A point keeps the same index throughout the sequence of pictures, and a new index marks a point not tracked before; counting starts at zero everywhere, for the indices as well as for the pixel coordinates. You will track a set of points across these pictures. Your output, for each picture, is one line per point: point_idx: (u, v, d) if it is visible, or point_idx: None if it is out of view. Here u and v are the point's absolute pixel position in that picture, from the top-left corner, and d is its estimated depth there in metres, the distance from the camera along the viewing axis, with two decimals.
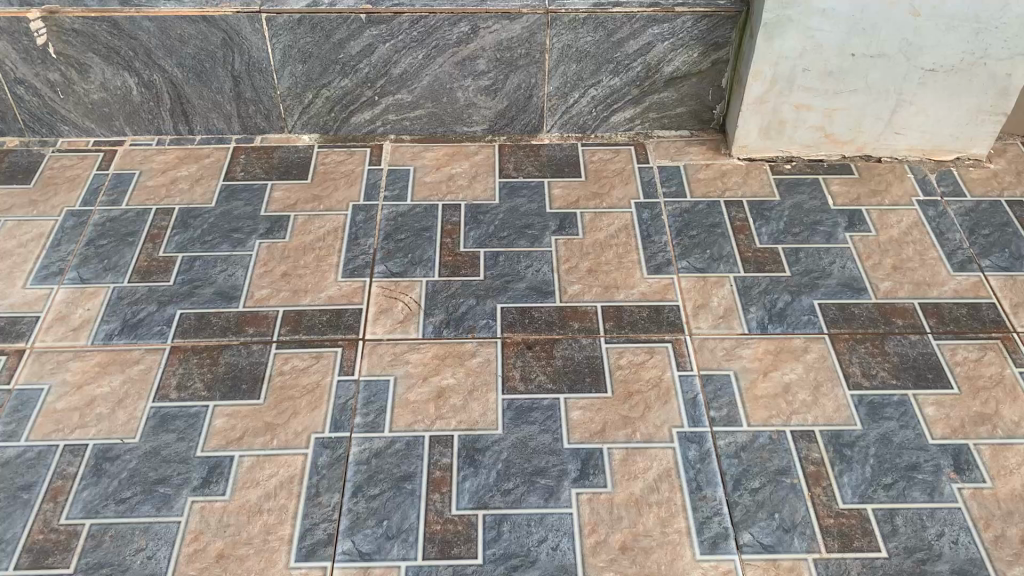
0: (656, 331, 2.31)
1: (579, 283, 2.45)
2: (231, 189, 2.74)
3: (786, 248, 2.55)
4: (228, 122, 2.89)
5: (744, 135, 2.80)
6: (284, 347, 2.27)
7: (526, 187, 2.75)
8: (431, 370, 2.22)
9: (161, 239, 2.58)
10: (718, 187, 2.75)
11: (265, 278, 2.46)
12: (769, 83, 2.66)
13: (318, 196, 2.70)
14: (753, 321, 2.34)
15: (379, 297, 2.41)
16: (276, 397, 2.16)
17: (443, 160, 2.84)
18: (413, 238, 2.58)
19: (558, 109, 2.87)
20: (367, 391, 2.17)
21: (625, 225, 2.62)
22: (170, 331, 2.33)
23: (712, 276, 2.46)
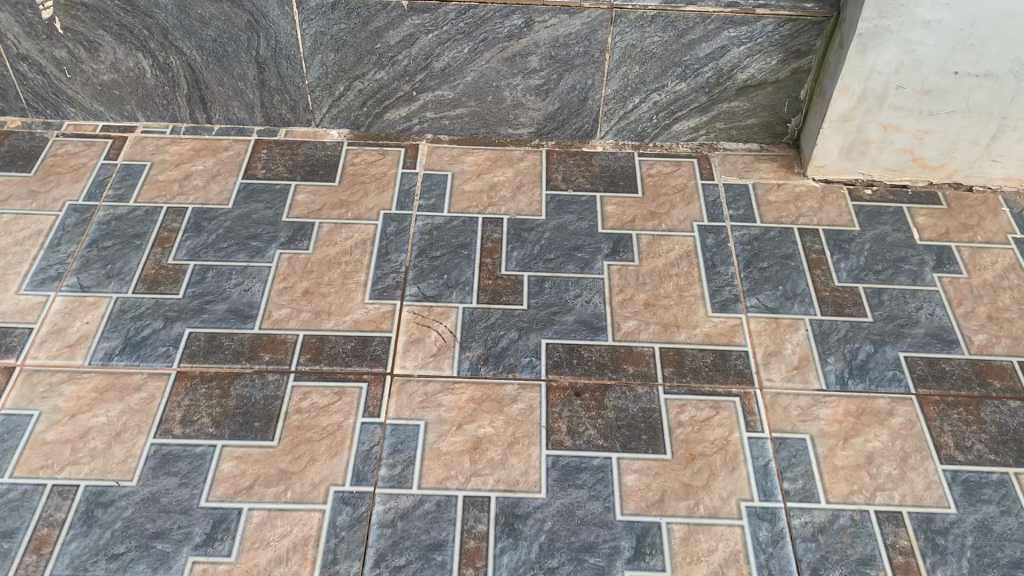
0: (722, 382, 2.05)
1: (634, 319, 2.18)
2: (251, 188, 2.47)
3: (868, 288, 2.27)
4: (249, 112, 2.62)
5: (822, 155, 2.50)
6: (303, 379, 2.03)
7: (576, 202, 2.47)
8: (466, 416, 1.96)
9: (171, 243, 2.32)
10: (791, 212, 2.46)
11: (284, 295, 2.20)
12: (856, 99, 2.35)
13: (346, 202, 2.44)
14: (830, 375, 2.08)
15: (411, 324, 2.15)
16: (291, 439, 1.91)
17: (484, 166, 2.57)
18: (449, 256, 2.32)
19: (615, 114, 2.59)
20: (394, 437, 1.92)
21: (687, 252, 2.34)
22: (177, 353, 2.08)
23: (784, 318, 2.19)
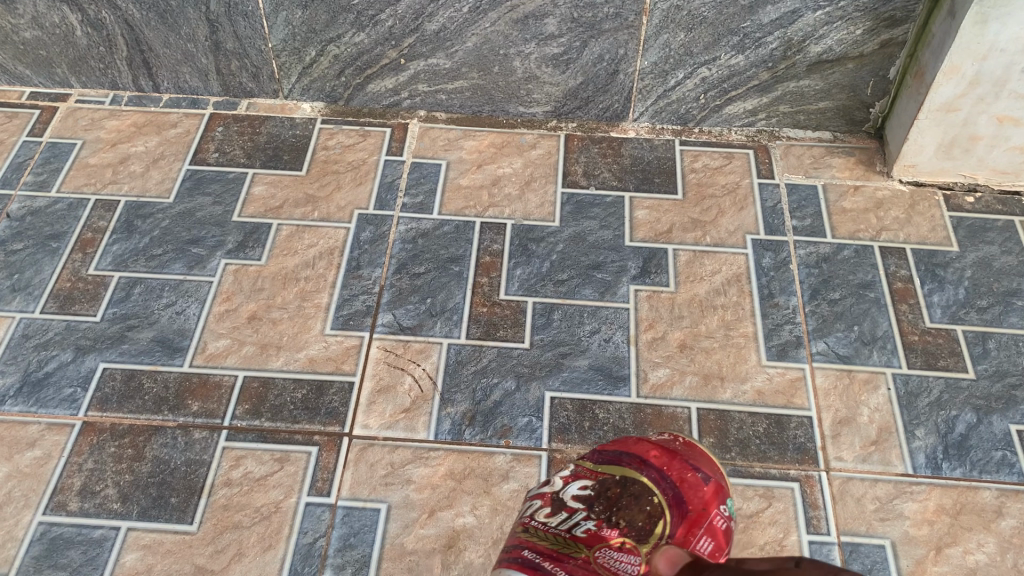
0: (776, 460, 1.58)
1: (666, 367, 1.70)
2: (199, 177, 2.02)
3: (969, 332, 1.77)
4: (204, 80, 2.15)
5: (913, 152, 1.97)
6: (239, 439, 1.59)
7: (599, 204, 1.98)
8: (441, 499, 1.52)
9: (94, 247, 1.88)
10: (871, 225, 1.95)
11: (225, 321, 1.76)
12: (966, 84, 1.81)
13: (312, 198, 1.97)
14: (919, 454, 1.59)
15: (380, 366, 1.70)
16: (215, 524, 1.49)
17: (487, 154, 2.08)
18: (436, 273, 1.85)
19: (652, 92, 2.07)
20: (345, 527, 1.49)
21: (736, 276, 1.85)
22: (85, 397, 1.65)
23: (860, 372, 1.70)
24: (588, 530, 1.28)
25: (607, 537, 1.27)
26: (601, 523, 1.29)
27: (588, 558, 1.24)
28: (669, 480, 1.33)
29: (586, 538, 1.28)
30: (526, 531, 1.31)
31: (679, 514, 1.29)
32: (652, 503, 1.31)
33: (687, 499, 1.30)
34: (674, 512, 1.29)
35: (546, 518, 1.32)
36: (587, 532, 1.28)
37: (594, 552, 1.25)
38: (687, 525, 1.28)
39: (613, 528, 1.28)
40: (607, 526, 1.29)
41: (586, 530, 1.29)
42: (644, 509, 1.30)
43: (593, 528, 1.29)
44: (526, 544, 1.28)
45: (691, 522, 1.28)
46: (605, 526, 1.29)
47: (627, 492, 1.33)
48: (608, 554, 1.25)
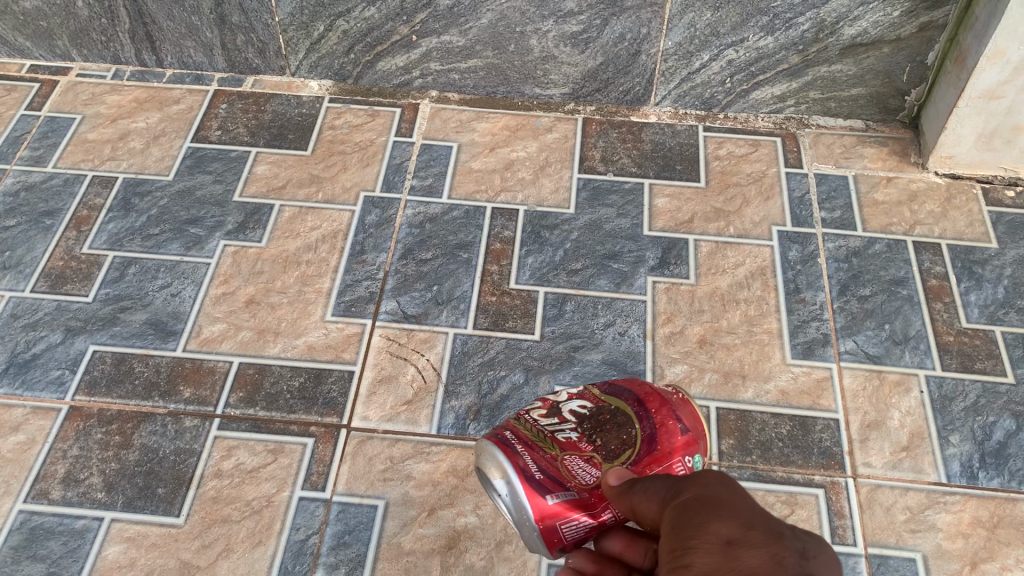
0: (800, 465, 1.48)
1: (684, 363, 1.60)
2: (200, 155, 1.94)
3: (1008, 334, 1.66)
4: (209, 55, 2.07)
5: (950, 142, 1.86)
6: (231, 428, 1.51)
7: (617, 190, 1.89)
8: (441, 498, 1.43)
9: (89, 225, 1.81)
10: (904, 218, 1.84)
11: (221, 305, 1.68)
12: (1011, 70, 1.69)
13: (317, 179, 1.89)
14: (954, 462, 1.49)
15: (382, 355, 1.61)
16: (203, 518, 1.41)
17: (500, 137, 1.98)
18: (443, 260, 1.76)
19: (675, 75, 1.97)
20: (340, 524, 1.40)
21: (761, 269, 1.75)
22: (73, 380, 1.58)
23: (890, 373, 1.60)
24: (563, 439, 1.20)
25: (579, 450, 1.18)
26: (579, 438, 1.21)
27: (551, 458, 1.16)
28: (652, 417, 1.18)
29: (559, 444, 1.20)
30: (517, 420, 1.26)
31: (647, 444, 1.14)
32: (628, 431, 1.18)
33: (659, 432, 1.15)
34: (644, 441, 1.15)
35: (538, 418, 1.27)
36: (563, 441, 1.20)
37: (560, 455, 1.17)
38: (651, 459, 1.12)
39: (588, 443, 1.19)
40: (582, 441, 1.20)
41: (563, 437, 1.21)
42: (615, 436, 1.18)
43: (571, 440, 1.21)
44: (511, 428, 1.23)
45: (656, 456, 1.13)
46: (581, 440, 1.20)
47: (613, 420, 1.21)
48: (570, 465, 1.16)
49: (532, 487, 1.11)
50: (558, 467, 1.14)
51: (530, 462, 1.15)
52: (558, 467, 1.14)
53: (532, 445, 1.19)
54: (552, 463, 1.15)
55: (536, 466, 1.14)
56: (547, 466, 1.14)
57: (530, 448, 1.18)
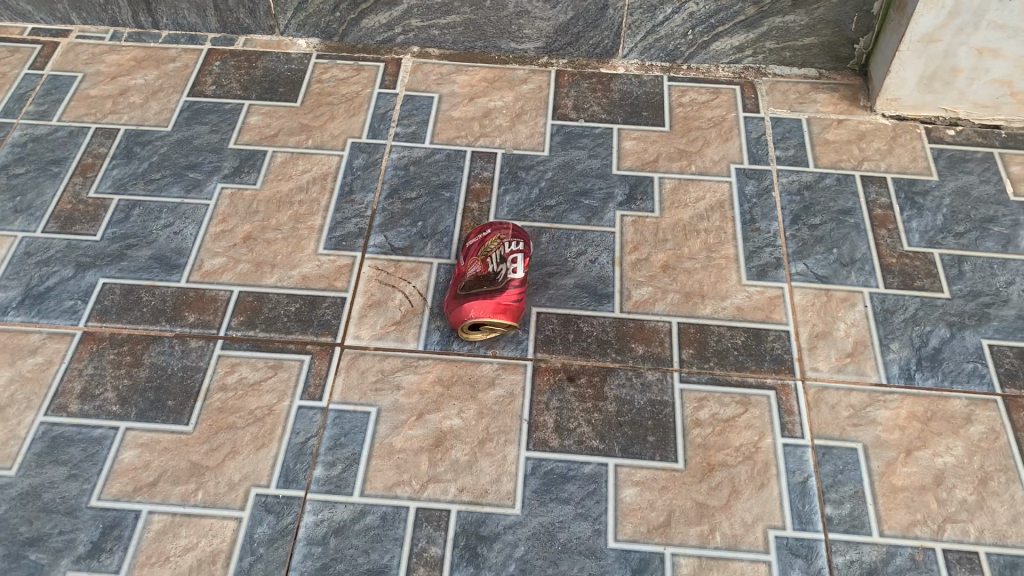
0: (754, 370, 1.63)
1: (649, 285, 1.75)
2: (196, 108, 2.06)
3: (946, 255, 1.81)
4: (202, 16, 2.19)
5: (895, 85, 2.01)
6: (233, 347, 1.65)
7: (588, 134, 2.03)
8: (429, 404, 1.57)
9: (94, 172, 1.93)
10: (853, 155, 1.99)
11: (220, 241, 1.81)
12: (947, 15, 1.83)
13: (307, 128, 2.02)
14: (893, 365, 1.64)
15: (372, 283, 1.75)
16: (210, 425, 1.55)
17: (478, 89, 2.12)
18: (426, 199, 1.90)
19: (641, 28, 2.11)
20: (336, 428, 1.54)
21: (720, 202, 1.89)
22: (85, 309, 1.71)
23: (837, 291, 1.75)
24: (509, 279, 1.59)
25: (496, 286, 1.59)
26: (505, 294, 1.58)
27: (501, 256, 1.62)
28: (472, 313, 1.59)
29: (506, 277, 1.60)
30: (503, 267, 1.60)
31: (464, 324, 1.62)
32: (488, 327, 1.62)
33: (461, 312, 1.60)
34: (461, 332, 1.64)
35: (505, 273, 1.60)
36: (506, 282, 1.59)
37: (500, 262, 1.61)
38: (452, 326, 1.65)
39: (484, 296, 1.59)
40: (500, 293, 1.58)
41: (501, 273, 1.60)
42: (474, 301, 1.59)
43: (513, 288, 1.59)
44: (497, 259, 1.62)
45: (456, 326, 1.63)
46: (505, 299, 1.59)
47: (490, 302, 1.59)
48: (494, 271, 1.61)
49: (496, 239, 1.67)
50: (488, 260, 1.64)
51: (509, 245, 1.63)
52: (495, 252, 1.64)
53: (512, 250, 1.62)
54: (504, 250, 1.63)
55: (518, 248, 1.62)
56: (496, 249, 1.64)
57: (513, 250, 1.61)
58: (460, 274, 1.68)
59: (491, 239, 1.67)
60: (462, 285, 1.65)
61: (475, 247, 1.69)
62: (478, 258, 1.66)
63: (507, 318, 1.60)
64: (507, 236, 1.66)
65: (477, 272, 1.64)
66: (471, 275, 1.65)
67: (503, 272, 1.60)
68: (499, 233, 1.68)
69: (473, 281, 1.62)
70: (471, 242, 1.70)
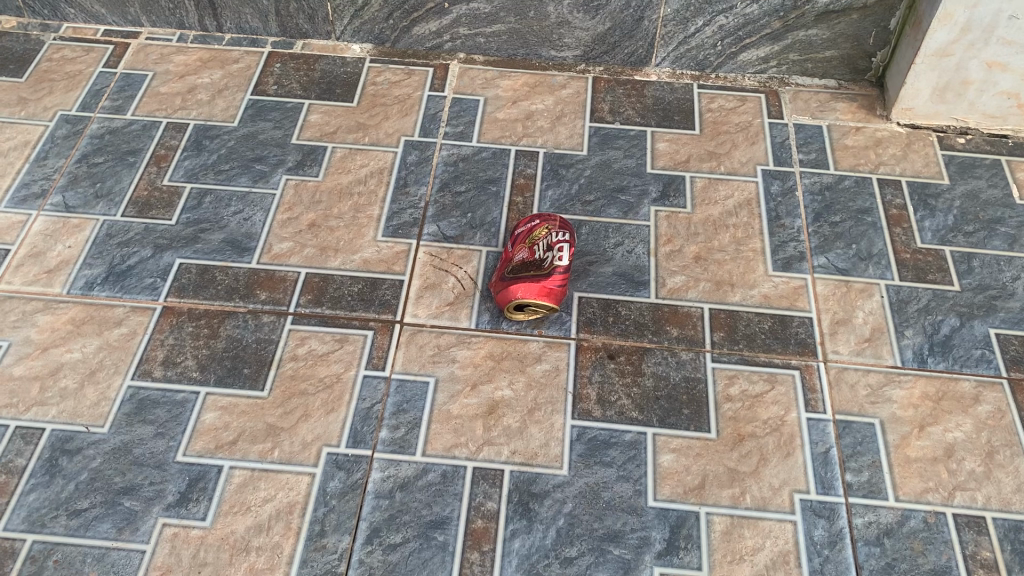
0: (780, 352, 1.78)
1: (682, 274, 1.90)
2: (260, 106, 2.22)
3: (956, 252, 1.96)
4: (264, 21, 2.35)
5: (910, 96, 2.17)
6: (302, 322, 1.80)
7: (623, 136, 2.18)
8: (482, 376, 1.72)
9: (167, 163, 2.09)
10: (870, 160, 2.14)
11: (287, 227, 1.96)
12: (959, 30, 1.99)
13: (363, 125, 2.17)
14: (908, 350, 1.79)
15: (427, 268, 1.89)
16: (283, 391, 1.69)
17: (521, 93, 2.28)
18: (475, 192, 2.05)
19: (673, 39, 2.27)
20: (398, 395, 1.68)
21: (747, 200, 2.04)
22: (164, 286, 1.86)
23: (856, 283, 1.90)
24: (554, 266, 1.72)
25: (542, 271, 1.74)
26: (550, 279, 1.72)
27: (548, 244, 1.76)
28: (519, 294, 1.73)
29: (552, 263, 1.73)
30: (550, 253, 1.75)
31: (509, 305, 1.77)
32: (532, 308, 1.77)
33: (508, 294, 1.75)
34: (506, 312, 1.79)
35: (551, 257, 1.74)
36: (551, 268, 1.73)
37: (547, 250, 1.75)
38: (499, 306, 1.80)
39: (532, 280, 1.73)
40: (545, 277, 1.72)
41: (547, 260, 1.74)
42: (522, 284, 1.74)
43: (557, 274, 1.73)
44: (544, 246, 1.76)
45: (502, 307, 1.79)
46: (550, 283, 1.73)
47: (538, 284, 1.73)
48: (540, 258, 1.76)
49: (544, 229, 1.81)
50: (535, 248, 1.78)
51: (555, 235, 1.76)
52: (542, 240, 1.78)
53: (558, 239, 1.75)
54: (551, 239, 1.77)
55: (564, 238, 1.76)
56: (543, 237, 1.78)
57: (559, 240, 1.75)
58: (507, 259, 1.83)
59: (539, 228, 1.82)
60: (508, 269, 1.80)
61: (524, 235, 1.83)
62: (525, 246, 1.80)
63: (549, 301, 1.74)
64: (553, 227, 1.80)
65: (524, 258, 1.79)
66: (518, 261, 1.79)
67: (549, 258, 1.74)
68: (546, 224, 1.82)
69: (520, 266, 1.77)
70: (520, 231, 1.85)
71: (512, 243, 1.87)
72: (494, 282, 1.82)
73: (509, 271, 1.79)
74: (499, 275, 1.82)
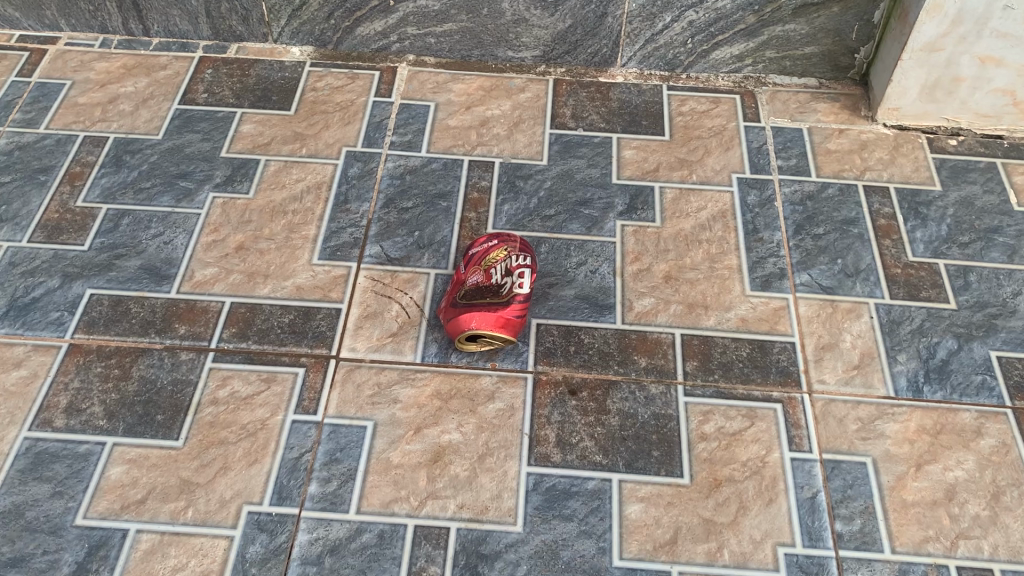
0: (760, 382, 1.59)
1: (651, 296, 1.71)
2: (187, 116, 2.02)
3: (951, 266, 1.78)
4: (193, 23, 2.15)
5: (897, 95, 1.99)
6: (225, 359, 1.60)
7: (587, 143, 2.00)
8: (427, 418, 1.53)
9: (82, 181, 1.89)
10: (855, 165, 1.97)
11: (212, 251, 1.76)
12: (949, 23, 1.81)
13: (301, 136, 1.98)
14: (901, 378, 1.61)
15: (367, 294, 1.70)
16: (201, 440, 1.50)
17: (476, 97, 2.09)
18: (423, 208, 1.86)
19: (640, 37, 2.09)
20: (331, 443, 1.49)
21: (722, 212, 1.86)
22: (72, 320, 1.66)
23: (843, 302, 1.72)
24: (514, 293, 1.55)
25: (500, 299, 1.56)
26: (509, 308, 1.55)
27: (506, 268, 1.59)
28: (473, 324, 1.55)
29: (510, 291, 1.56)
30: (508, 279, 1.57)
31: (462, 335, 1.57)
32: (486, 339, 1.58)
33: (461, 323, 1.56)
34: (458, 342, 1.59)
35: (510, 283, 1.56)
36: (510, 295, 1.55)
37: (505, 274, 1.58)
38: (450, 335, 1.60)
39: (488, 309, 1.55)
40: (504, 307, 1.54)
41: (506, 286, 1.57)
42: (477, 312, 1.55)
43: (516, 303, 1.55)
44: (502, 269, 1.59)
45: (453, 336, 1.59)
46: (509, 313, 1.55)
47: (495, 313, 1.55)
48: (498, 283, 1.58)
49: (501, 249, 1.63)
50: (491, 271, 1.60)
51: (515, 258, 1.60)
52: (500, 263, 1.60)
53: (518, 264, 1.58)
54: (510, 262, 1.60)
55: (526, 263, 1.59)
56: (500, 260, 1.60)
57: (519, 264, 1.58)
58: (458, 283, 1.63)
59: (496, 249, 1.63)
60: (460, 295, 1.60)
61: (478, 255, 1.65)
62: (480, 268, 1.62)
63: (506, 333, 1.56)
64: (511, 249, 1.63)
65: (478, 282, 1.60)
66: (471, 286, 1.60)
67: (508, 284, 1.56)
68: (503, 245, 1.64)
69: (474, 291, 1.59)
70: (473, 251, 1.66)
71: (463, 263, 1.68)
72: (443, 308, 1.63)
73: (461, 298, 1.60)
74: (448, 301, 1.63)
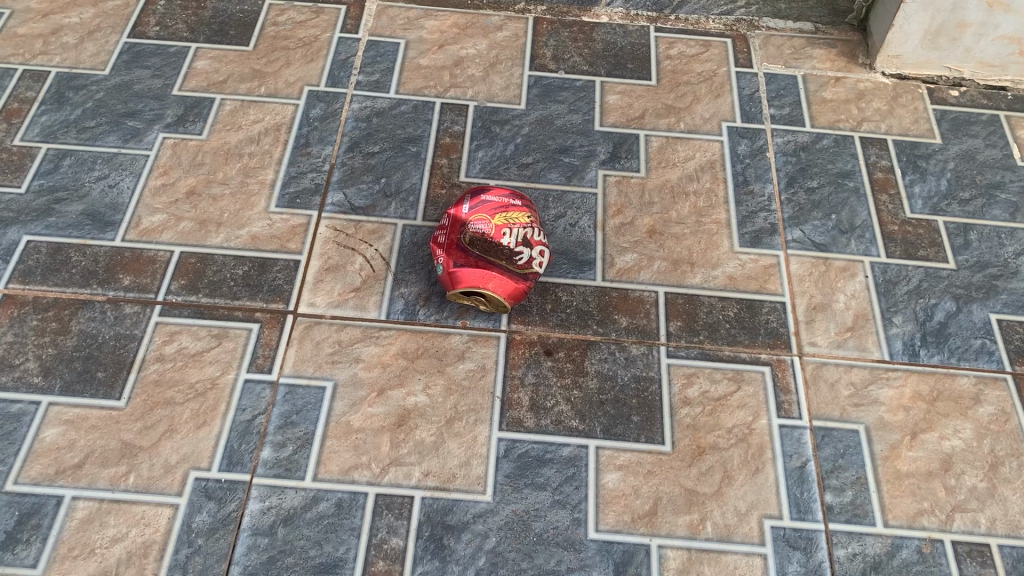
0: (747, 344, 1.50)
1: (634, 252, 1.60)
2: (137, 50, 1.87)
3: (950, 223, 1.68)
4: None
5: (898, 41, 1.87)
6: (173, 313, 1.48)
7: (568, 87, 1.87)
8: (391, 379, 1.42)
9: (20, 118, 1.73)
10: (851, 115, 1.85)
11: (161, 196, 1.63)
12: None
13: (259, 74, 1.83)
14: (897, 341, 1.51)
15: (328, 246, 1.57)
16: (145, 400, 1.38)
17: (450, 35, 1.95)
18: (391, 153, 1.72)
19: None
20: (287, 404, 1.38)
21: (710, 162, 1.75)
22: (5, 269, 1.52)
23: (836, 260, 1.62)
24: (532, 270, 1.46)
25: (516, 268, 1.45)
26: (525, 283, 1.46)
27: (525, 236, 1.46)
28: (490, 287, 1.43)
29: (528, 264, 1.46)
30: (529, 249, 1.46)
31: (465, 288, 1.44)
32: (479, 297, 1.48)
33: (472, 278, 1.44)
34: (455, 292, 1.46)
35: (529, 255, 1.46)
36: (526, 269, 1.46)
37: (524, 244, 1.46)
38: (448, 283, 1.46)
39: (505, 273, 1.44)
40: (524, 282, 1.46)
41: (523, 257, 1.45)
42: (495, 275, 1.44)
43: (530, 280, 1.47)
44: (522, 236, 1.46)
45: (454, 285, 1.45)
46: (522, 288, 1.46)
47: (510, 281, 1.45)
48: (513, 249, 1.45)
49: (522, 213, 1.50)
50: (510, 232, 1.46)
51: (536, 230, 1.49)
52: (519, 227, 1.47)
53: (541, 240, 1.48)
54: (530, 232, 1.47)
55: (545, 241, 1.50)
56: (520, 225, 1.47)
57: (541, 240, 1.48)
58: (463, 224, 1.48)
59: (517, 211, 1.50)
60: (467, 241, 1.46)
61: (494, 208, 1.50)
62: (493, 222, 1.47)
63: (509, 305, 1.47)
64: (531, 216, 1.51)
65: (488, 236, 1.46)
66: (479, 236, 1.46)
67: (528, 257, 1.46)
68: (521, 207, 1.52)
69: (488, 249, 1.46)
70: (488, 198, 1.51)
71: (467, 201, 1.53)
72: (441, 248, 1.48)
73: (469, 246, 1.46)
74: (449, 242, 1.48)
